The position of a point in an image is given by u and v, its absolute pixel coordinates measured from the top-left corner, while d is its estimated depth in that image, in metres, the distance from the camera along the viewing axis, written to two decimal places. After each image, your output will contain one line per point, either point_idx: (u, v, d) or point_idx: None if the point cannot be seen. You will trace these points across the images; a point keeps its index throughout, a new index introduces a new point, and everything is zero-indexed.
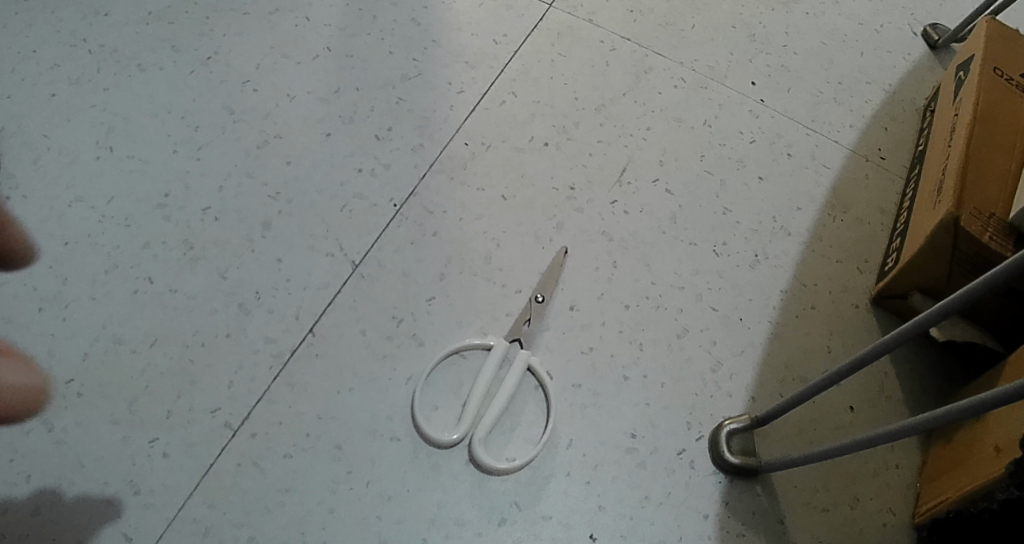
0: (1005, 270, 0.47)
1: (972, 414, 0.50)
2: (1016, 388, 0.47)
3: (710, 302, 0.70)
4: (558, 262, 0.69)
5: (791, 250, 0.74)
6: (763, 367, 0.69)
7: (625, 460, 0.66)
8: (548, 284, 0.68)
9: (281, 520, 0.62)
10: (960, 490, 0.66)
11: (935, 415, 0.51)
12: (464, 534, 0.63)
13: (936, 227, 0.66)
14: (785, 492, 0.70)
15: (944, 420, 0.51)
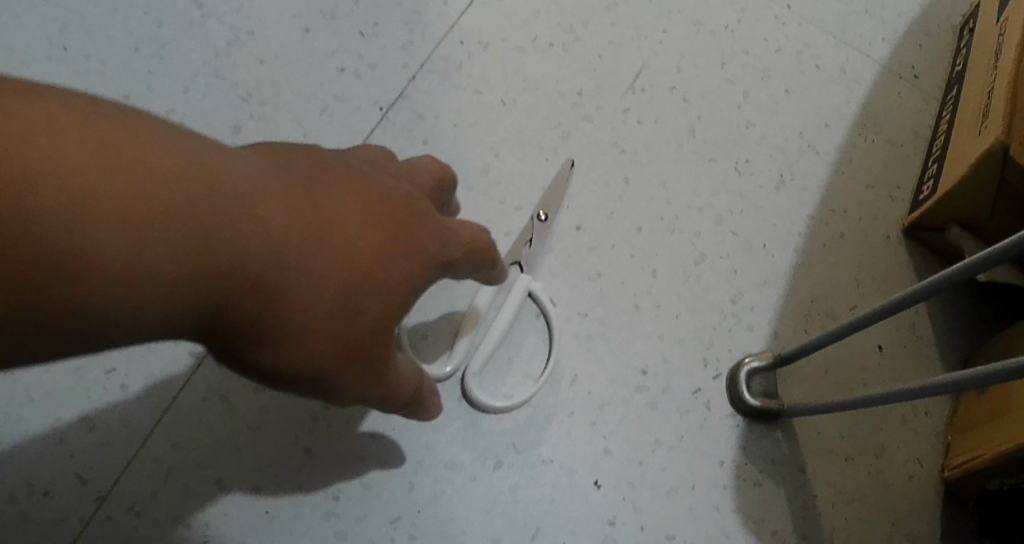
0: None
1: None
2: None
3: (730, 226, 0.64)
4: (564, 176, 0.62)
5: (820, 171, 0.67)
6: (788, 299, 0.63)
7: (635, 400, 0.60)
8: (549, 201, 0.61)
9: (253, 460, 0.57)
10: (995, 447, 0.60)
11: (992, 370, 0.44)
12: (455, 479, 0.58)
13: (982, 159, 0.59)
14: (807, 438, 0.63)
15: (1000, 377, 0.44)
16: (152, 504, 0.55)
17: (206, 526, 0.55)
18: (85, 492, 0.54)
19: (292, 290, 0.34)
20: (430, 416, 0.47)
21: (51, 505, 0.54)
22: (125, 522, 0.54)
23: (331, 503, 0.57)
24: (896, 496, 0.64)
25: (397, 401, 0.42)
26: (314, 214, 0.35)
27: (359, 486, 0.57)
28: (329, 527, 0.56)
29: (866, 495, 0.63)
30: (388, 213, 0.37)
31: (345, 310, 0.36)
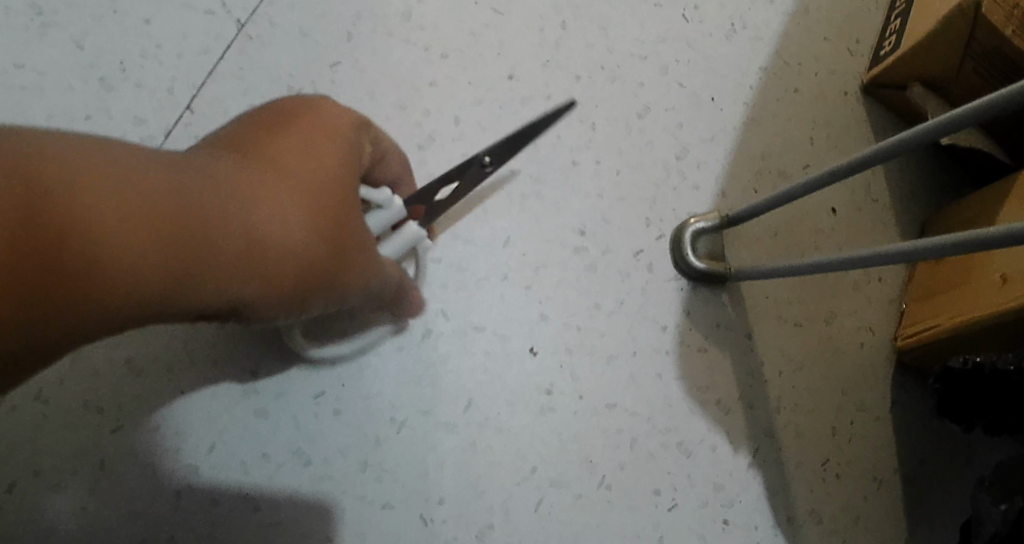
0: None
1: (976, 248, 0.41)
2: None
3: (676, 78, 0.59)
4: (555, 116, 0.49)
5: (774, 20, 0.62)
6: (737, 155, 0.59)
7: (573, 262, 0.56)
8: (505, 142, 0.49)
9: (164, 338, 0.53)
10: (951, 318, 0.58)
11: (941, 245, 0.42)
12: (382, 349, 0.54)
13: (949, 12, 0.55)
14: (755, 304, 0.60)
15: (955, 250, 0.41)
16: (59, 391, 0.51)
17: (117, 412, 0.51)
18: None
19: (248, 313, 0.37)
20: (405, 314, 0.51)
21: None
22: (31, 412, 0.50)
23: (250, 381, 0.53)
24: (845, 363, 0.62)
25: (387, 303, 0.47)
26: (268, 241, 0.36)
27: (277, 362, 0.53)
28: (249, 405, 0.53)
29: (814, 363, 0.61)
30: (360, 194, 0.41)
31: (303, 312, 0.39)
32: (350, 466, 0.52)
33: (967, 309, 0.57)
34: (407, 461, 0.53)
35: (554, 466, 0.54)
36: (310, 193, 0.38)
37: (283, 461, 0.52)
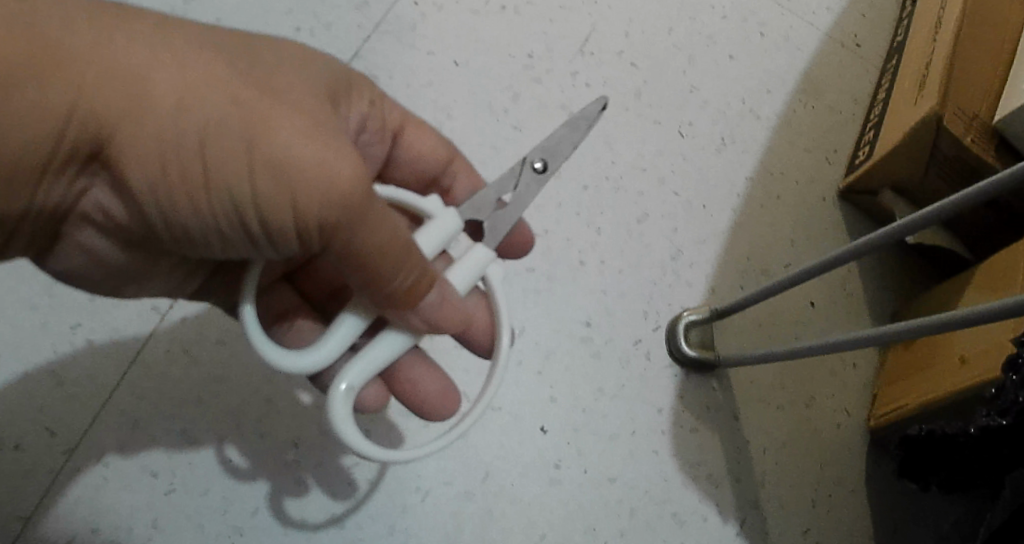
0: (988, 187, 0.44)
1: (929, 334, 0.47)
2: (993, 309, 0.43)
3: (672, 187, 0.68)
4: (590, 116, 0.49)
5: (759, 135, 0.71)
6: (725, 256, 0.67)
7: (579, 349, 0.64)
8: (551, 142, 0.48)
9: (218, 410, 0.60)
10: (917, 397, 0.64)
11: (898, 331, 0.48)
12: (409, 425, 0.61)
13: (915, 126, 0.63)
14: (741, 388, 0.67)
15: (911, 335, 0.48)
16: (120, 456, 0.57)
17: (171, 476, 0.58)
18: (54, 445, 0.57)
19: (138, 152, 0.36)
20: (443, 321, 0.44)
21: (19, 459, 0.56)
22: (94, 474, 0.57)
23: (292, 451, 0.60)
24: (823, 442, 0.68)
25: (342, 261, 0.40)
26: (166, 71, 0.36)
27: (317, 435, 0.61)
28: (291, 472, 0.59)
29: (795, 443, 0.68)
30: (270, 99, 0.38)
31: (208, 188, 0.37)
32: (380, 530, 0.59)
33: (930, 389, 0.63)
34: (429, 526, 0.60)
35: (560, 532, 0.61)
36: (242, 57, 0.38)
37: (320, 525, 0.59)
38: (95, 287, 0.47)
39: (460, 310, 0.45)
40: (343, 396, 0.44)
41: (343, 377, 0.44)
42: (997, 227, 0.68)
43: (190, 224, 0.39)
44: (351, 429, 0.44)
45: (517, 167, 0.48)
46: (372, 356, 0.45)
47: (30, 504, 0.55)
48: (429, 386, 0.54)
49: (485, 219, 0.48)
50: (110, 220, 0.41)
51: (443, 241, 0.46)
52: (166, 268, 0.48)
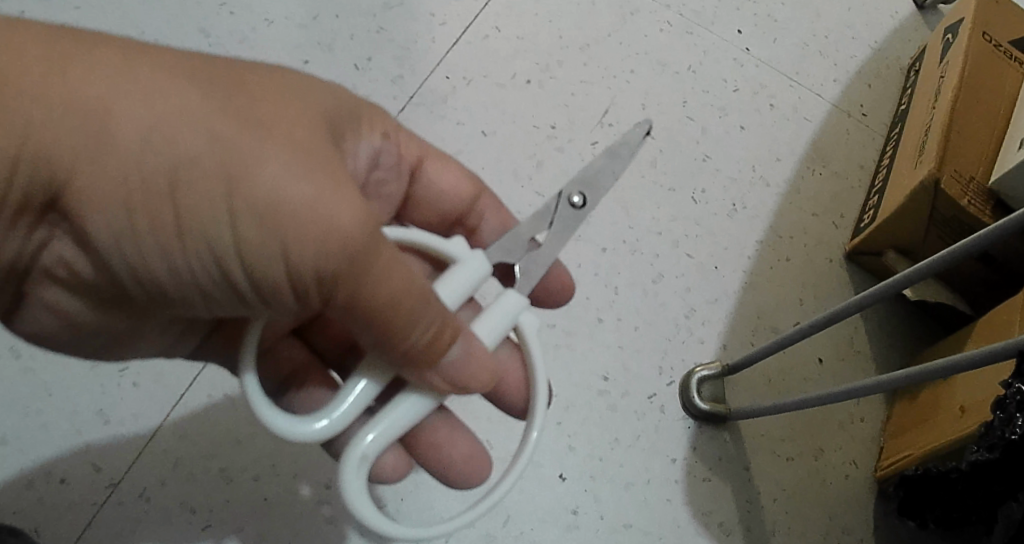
0: (988, 235, 0.48)
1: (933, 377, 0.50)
2: (1000, 349, 0.45)
3: (686, 249, 0.73)
4: (631, 144, 0.49)
5: (768, 201, 0.76)
6: (736, 314, 0.72)
7: (596, 402, 0.68)
8: (591, 175, 0.49)
9: (254, 452, 0.64)
10: (923, 445, 0.65)
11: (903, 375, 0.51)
12: (435, 471, 0.65)
13: (915, 190, 0.67)
14: (751, 440, 0.70)
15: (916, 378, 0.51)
16: (161, 491, 0.61)
17: (208, 513, 0.62)
18: (99, 480, 0.61)
19: (101, 197, 0.36)
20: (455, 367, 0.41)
21: (67, 492, 0.60)
22: (135, 507, 0.61)
23: (324, 492, 0.64)
24: (831, 494, 0.69)
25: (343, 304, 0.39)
26: (128, 107, 0.35)
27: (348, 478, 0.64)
28: (325, 512, 0.63)
29: (803, 494, 0.69)
30: (252, 127, 0.37)
31: (187, 227, 0.37)
32: None
33: (934, 437, 0.64)
34: None
35: None
36: (227, 93, 0.38)
37: None
38: (74, 339, 0.48)
39: (486, 364, 0.42)
40: (358, 465, 0.41)
41: (364, 437, 0.42)
42: (994, 282, 0.71)
43: (161, 273, 0.38)
44: (366, 506, 0.42)
45: (555, 202, 0.48)
46: (391, 423, 0.43)
47: (73, 534, 0.59)
48: (457, 446, 0.52)
49: (517, 260, 0.48)
50: (80, 276, 0.42)
51: (471, 285, 0.44)
52: (151, 327, 0.49)
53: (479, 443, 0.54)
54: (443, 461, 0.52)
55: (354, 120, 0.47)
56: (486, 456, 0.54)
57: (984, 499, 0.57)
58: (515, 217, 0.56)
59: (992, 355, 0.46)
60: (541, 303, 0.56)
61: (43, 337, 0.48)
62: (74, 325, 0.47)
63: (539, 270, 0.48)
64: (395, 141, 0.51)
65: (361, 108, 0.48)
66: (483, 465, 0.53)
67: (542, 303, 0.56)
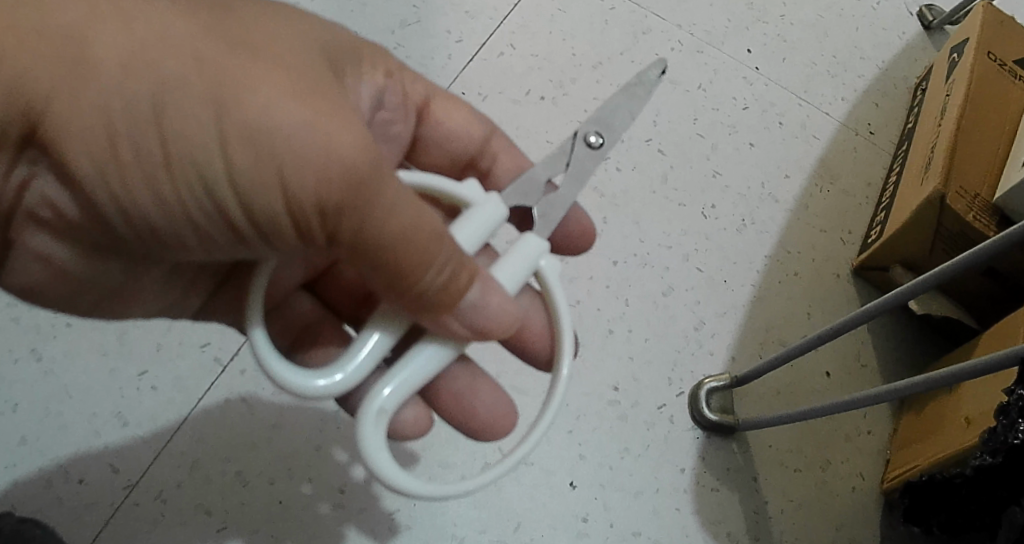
0: (990, 246, 0.49)
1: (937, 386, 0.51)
2: (1001, 357, 0.47)
3: (696, 263, 0.74)
4: (647, 83, 0.49)
5: (777, 216, 0.77)
6: (745, 327, 0.73)
7: (606, 412, 0.69)
8: (606, 115, 0.49)
9: (270, 456, 0.65)
10: (929, 456, 0.66)
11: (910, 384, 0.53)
12: (448, 477, 0.66)
13: (921, 206, 0.68)
14: (759, 451, 0.71)
15: (921, 386, 0.52)
16: (177, 493, 0.63)
17: (224, 515, 0.63)
18: (117, 481, 0.62)
19: (82, 126, 0.35)
20: (474, 309, 0.40)
21: (85, 492, 0.61)
22: (152, 508, 0.62)
23: (338, 495, 0.65)
24: (838, 505, 0.70)
25: (347, 242, 0.38)
26: (106, 32, 0.35)
27: (362, 482, 0.65)
28: (340, 514, 0.64)
29: (811, 505, 0.70)
30: (239, 55, 0.36)
31: (179, 159, 0.36)
32: None
33: (939, 448, 0.64)
34: None
35: None
36: (214, 21, 0.37)
37: None
38: (67, 295, 0.49)
39: (506, 307, 0.41)
40: (376, 419, 0.41)
41: (382, 390, 0.41)
42: (1000, 296, 0.72)
43: (154, 204, 0.38)
44: (387, 462, 0.41)
45: (571, 142, 0.48)
46: (408, 376, 0.42)
47: (90, 533, 0.61)
48: (481, 393, 0.52)
49: (535, 203, 0.47)
50: (72, 220, 0.42)
51: (487, 232, 0.44)
52: (151, 279, 0.50)
53: (503, 390, 0.54)
54: (468, 410, 0.52)
55: (352, 60, 0.47)
56: (509, 403, 0.54)
57: (988, 504, 0.57)
58: (527, 157, 0.56)
59: (995, 362, 0.47)
60: (561, 250, 0.57)
61: (34, 294, 0.48)
62: (67, 279, 0.47)
63: (558, 212, 0.48)
64: (398, 81, 0.51)
65: (359, 47, 0.48)
66: (508, 413, 0.54)
67: (562, 249, 0.57)
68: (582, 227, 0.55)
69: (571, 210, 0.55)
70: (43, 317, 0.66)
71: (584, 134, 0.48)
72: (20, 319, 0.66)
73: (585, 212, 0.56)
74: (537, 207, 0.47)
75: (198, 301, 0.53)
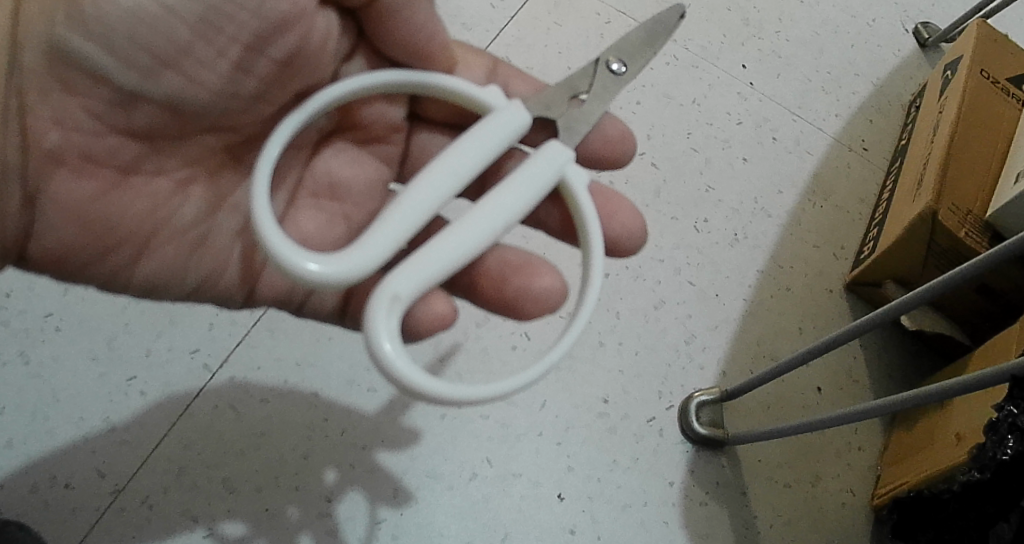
0: (981, 262, 0.49)
1: (932, 400, 0.51)
2: (995, 373, 0.47)
3: (687, 277, 0.74)
4: (668, 25, 0.50)
5: (770, 231, 0.77)
6: (735, 343, 0.73)
7: (596, 424, 0.69)
8: (625, 45, 0.50)
9: (257, 462, 0.64)
10: (920, 471, 0.65)
11: (904, 396, 0.52)
12: (436, 487, 0.66)
13: (913, 221, 0.69)
14: (749, 466, 0.70)
15: (915, 401, 0.52)
16: (164, 499, 0.62)
17: (211, 521, 0.62)
18: (103, 485, 0.62)
19: None
20: None
21: (70, 496, 0.61)
22: (138, 514, 0.62)
23: (325, 504, 0.64)
24: (826, 521, 0.70)
25: None
26: None
27: (349, 489, 0.65)
28: (344, 480, 0.65)
29: (800, 520, 0.69)
30: None
31: None
32: None
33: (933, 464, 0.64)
34: None
35: None
36: None
37: None
38: (95, 255, 0.46)
39: None
40: (390, 306, 0.38)
41: (393, 281, 0.39)
42: (991, 314, 0.72)
43: (189, 44, 0.42)
44: (400, 356, 0.37)
45: (594, 66, 0.49)
46: (426, 265, 0.40)
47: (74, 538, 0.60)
48: (505, 261, 0.48)
49: (557, 117, 0.47)
50: (100, 120, 0.44)
51: (509, 136, 0.44)
52: (186, 219, 0.48)
53: (536, 256, 0.49)
54: (495, 287, 0.48)
55: None
56: (548, 266, 0.49)
57: (974, 520, 0.57)
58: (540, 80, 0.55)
59: (984, 379, 0.47)
60: (606, 166, 0.54)
61: (61, 261, 0.46)
62: (90, 229, 0.46)
63: (582, 127, 0.47)
64: None
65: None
66: (553, 281, 0.48)
67: (603, 164, 0.54)
68: (620, 129, 0.53)
69: (605, 117, 0.52)
70: (33, 320, 0.66)
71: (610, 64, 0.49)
72: (9, 322, 0.65)
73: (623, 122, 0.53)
74: (560, 120, 0.47)
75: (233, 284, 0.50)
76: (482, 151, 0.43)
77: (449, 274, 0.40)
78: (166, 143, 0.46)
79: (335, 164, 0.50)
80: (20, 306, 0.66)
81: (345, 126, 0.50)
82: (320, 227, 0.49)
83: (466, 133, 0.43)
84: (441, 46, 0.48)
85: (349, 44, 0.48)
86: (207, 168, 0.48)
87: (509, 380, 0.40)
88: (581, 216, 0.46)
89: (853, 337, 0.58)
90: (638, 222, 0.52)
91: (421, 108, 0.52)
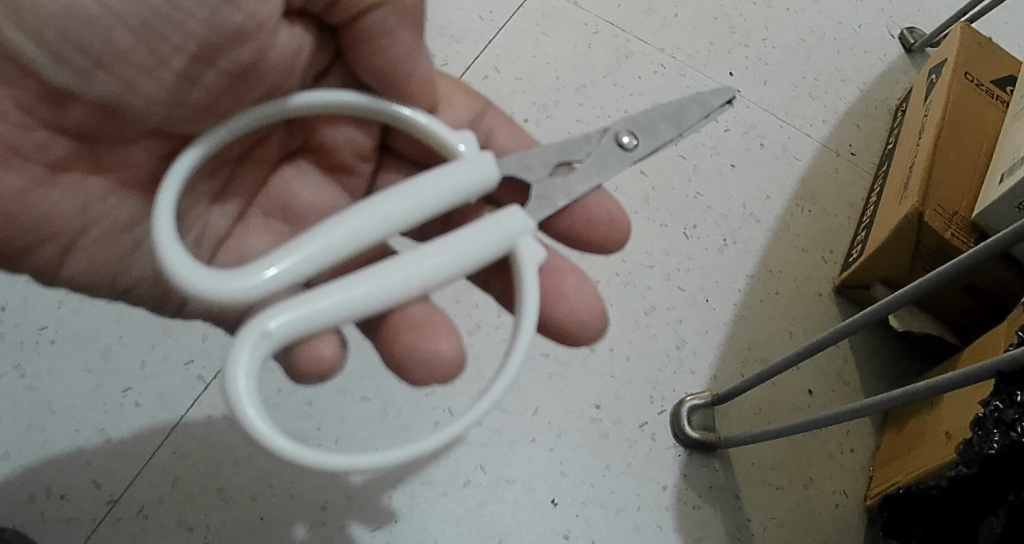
0: (963, 263, 0.50)
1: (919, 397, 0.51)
2: (976, 371, 0.47)
3: (677, 282, 0.75)
4: (706, 107, 0.50)
5: (759, 236, 0.78)
6: (726, 347, 0.74)
7: (589, 429, 0.69)
8: (643, 122, 0.49)
9: (252, 473, 0.65)
10: (913, 469, 0.66)
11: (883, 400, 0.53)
12: (429, 493, 0.66)
13: (900, 223, 0.69)
14: (740, 468, 0.71)
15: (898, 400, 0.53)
16: (158, 508, 0.63)
17: (206, 530, 0.63)
18: (99, 496, 0.62)
19: None
20: None
21: (65, 507, 0.61)
22: (133, 524, 0.62)
23: (320, 512, 0.65)
24: (821, 522, 0.70)
25: None
26: None
27: (344, 498, 0.65)
28: (316, 534, 0.64)
29: (794, 522, 0.70)
30: None
31: None
32: None
33: (922, 463, 0.65)
34: None
35: None
36: None
37: None
38: (21, 250, 0.46)
39: None
40: (255, 341, 0.37)
41: (278, 313, 0.38)
42: (979, 313, 0.73)
43: (130, 48, 0.42)
44: (246, 396, 0.36)
45: (601, 136, 0.49)
46: (312, 307, 0.38)
47: None
48: (405, 316, 0.45)
49: (537, 179, 0.47)
50: (28, 113, 0.44)
51: (467, 187, 0.43)
52: (113, 224, 0.47)
53: (443, 315, 0.46)
54: (387, 338, 0.45)
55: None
56: (451, 330, 0.46)
57: (964, 516, 0.58)
58: (527, 132, 0.53)
59: (965, 377, 0.48)
60: (592, 249, 0.51)
61: None
62: (14, 226, 0.45)
63: (559, 197, 0.47)
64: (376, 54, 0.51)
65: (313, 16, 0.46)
66: (451, 347, 0.45)
67: (587, 244, 0.50)
68: (608, 211, 0.50)
69: (592, 196, 0.49)
70: (27, 333, 0.66)
71: (620, 132, 0.49)
72: (5, 336, 0.66)
73: (615, 203, 0.51)
74: (537, 186, 0.46)
75: (153, 291, 0.50)
76: (419, 200, 0.42)
77: (340, 322, 0.39)
78: (102, 146, 0.46)
79: (294, 185, 0.50)
80: (16, 320, 0.66)
81: (311, 147, 0.50)
82: (264, 246, 0.48)
83: (412, 178, 0.42)
84: (425, 76, 0.47)
85: (324, 61, 0.48)
86: (149, 172, 0.47)
87: (357, 458, 0.37)
88: (517, 292, 0.43)
89: (841, 339, 0.58)
90: (596, 310, 0.48)
91: (393, 139, 0.52)
